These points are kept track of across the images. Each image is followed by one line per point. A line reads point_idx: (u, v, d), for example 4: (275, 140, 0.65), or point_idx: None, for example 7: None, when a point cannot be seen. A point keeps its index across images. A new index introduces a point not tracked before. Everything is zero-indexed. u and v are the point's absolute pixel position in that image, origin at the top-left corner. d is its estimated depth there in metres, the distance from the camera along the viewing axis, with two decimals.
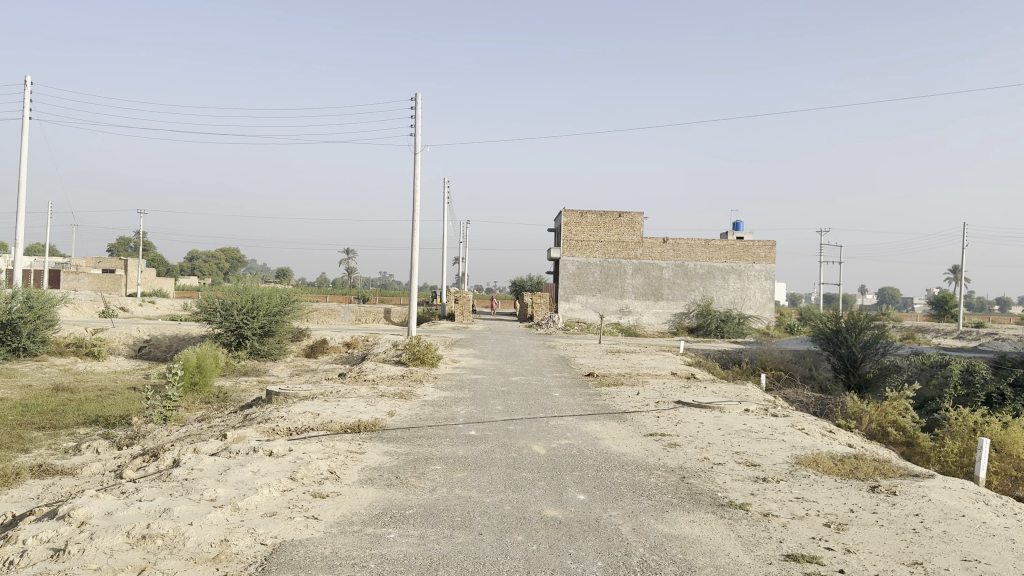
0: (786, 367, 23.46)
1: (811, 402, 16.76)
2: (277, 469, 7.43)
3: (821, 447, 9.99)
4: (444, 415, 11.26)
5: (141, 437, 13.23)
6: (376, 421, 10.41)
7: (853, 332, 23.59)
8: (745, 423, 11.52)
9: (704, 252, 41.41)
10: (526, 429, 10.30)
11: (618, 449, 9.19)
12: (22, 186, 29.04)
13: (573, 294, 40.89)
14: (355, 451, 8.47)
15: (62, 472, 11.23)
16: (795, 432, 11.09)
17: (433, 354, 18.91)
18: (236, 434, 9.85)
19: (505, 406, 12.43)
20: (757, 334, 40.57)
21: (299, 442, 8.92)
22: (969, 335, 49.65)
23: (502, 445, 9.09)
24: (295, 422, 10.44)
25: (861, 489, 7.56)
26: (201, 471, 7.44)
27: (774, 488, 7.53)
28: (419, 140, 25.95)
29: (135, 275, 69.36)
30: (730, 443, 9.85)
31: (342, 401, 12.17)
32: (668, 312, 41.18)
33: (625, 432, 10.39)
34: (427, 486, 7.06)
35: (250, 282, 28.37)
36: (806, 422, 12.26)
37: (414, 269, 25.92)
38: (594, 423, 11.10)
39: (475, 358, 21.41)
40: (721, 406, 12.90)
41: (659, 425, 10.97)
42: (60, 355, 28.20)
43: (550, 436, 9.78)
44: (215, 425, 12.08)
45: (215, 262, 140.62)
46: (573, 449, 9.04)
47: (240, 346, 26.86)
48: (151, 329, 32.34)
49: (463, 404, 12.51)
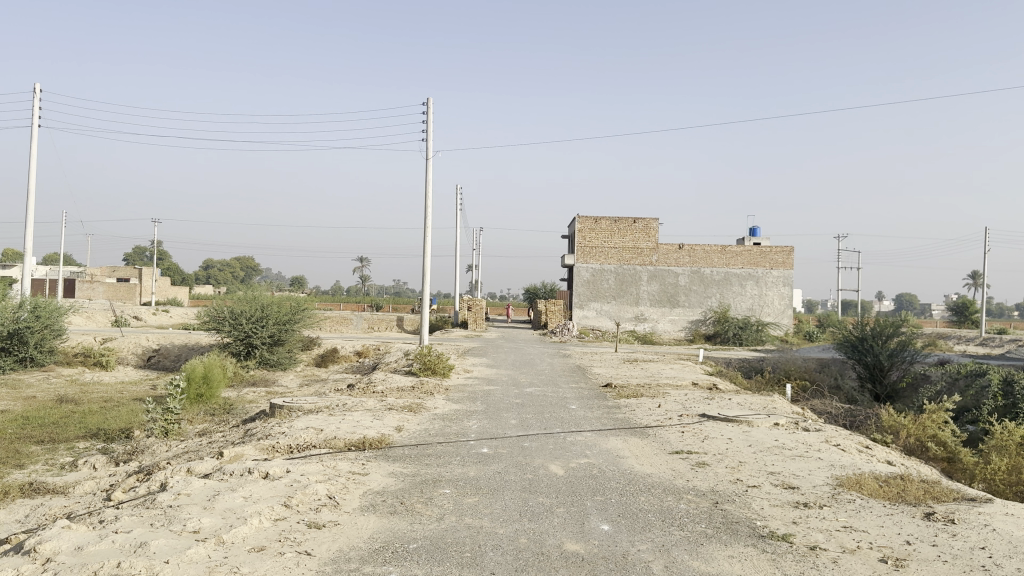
0: (810, 377, 22.62)
1: (840, 414, 15.95)
2: (271, 495, 6.79)
3: (863, 467, 9.23)
4: (455, 431, 10.58)
5: (140, 453, 12.67)
6: (383, 438, 9.76)
7: (879, 340, 22.80)
8: (777, 439, 10.76)
9: (720, 258, 40.63)
10: (541, 446, 9.61)
11: (641, 469, 8.48)
12: (30, 195, 28.74)
13: (587, 301, 40.22)
14: (358, 472, 7.81)
15: (53, 491, 10.66)
16: (832, 449, 10.33)
17: (445, 364, 18.27)
18: (232, 453, 9.23)
19: (520, 421, 11.75)
20: (777, 342, 39.62)
21: (299, 462, 8.26)
22: (992, 341, 48.48)
23: (517, 465, 8.41)
24: (297, 438, 9.80)
25: (914, 516, 6.82)
26: (188, 497, 6.79)
27: (818, 515, 6.81)
28: (429, 145, 25.51)
29: (150, 284, 69.10)
30: (763, 462, 9.12)
31: (348, 415, 11.50)
32: (684, 320, 40.35)
33: (649, 450, 9.68)
34: (434, 515, 6.38)
35: (260, 290, 27.84)
36: (840, 436, 11.51)
37: (426, 276, 25.36)
38: (614, 439, 10.39)
39: (488, 368, 20.71)
40: (749, 420, 12.15)
41: (685, 442, 10.24)
42: (69, 365, 27.81)
43: (568, 455, 9.07)
44: (215, 441, 11.48)
45: (230, 271, 140.80)
46: (593, 469, 8.34)
47: (249, 355, 26.34)
48: (161, 338, 31.97)
49: (476, 418, 11.84)
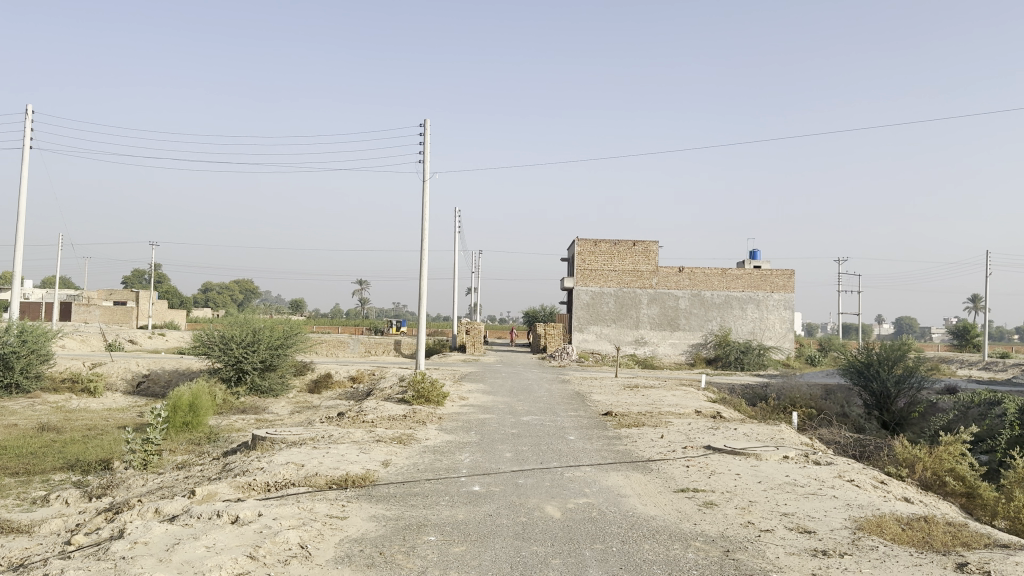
0: (816, 404, 21.93)
1: (850, 445, 15.31)
2: (237, 544, 6.16)
3: (882, 506, 8.57)
4: (446, 466, 9.94)
5: (115, 487, 12.01)
6: (367, 474, 9.14)
7: (885, 365, 22.24)
8: (788, 474, 10.13)
9: (721, 281, 40.10)
10: (537, 483, 8.97)
11: (645, 510, 7.84)
12: (20, 217, 28.24)
13: (587, 325, 39.60)
14: (336, 516, 7.18)
15: (17, 530, 10.00)
16: (846, 485, 9.70)
17: (439, 391, 17.62)
18: (205, 491, 8.62)
19: (515, 454, 11.10)
20: (779, 366, 38.96)
21: (272, 504, 7.62)
22: (995, 366, 47.87)
23: (509, 506, 7.76)
24: (276, 475, 9.18)
25: (945, 568, 6.20)
26: (144, 547, 6.17)
27: (839, 566, 6.18)
28: (427, 166, 25.10)
29: (147, 306, 68.44)
30: (775, 501, 8.49)
31: (333, 448, 10.84)
32: (685, 343, 39.71)
33: (652, 487, 9.03)
34: (415, 568, 5.75)
35: (252, 314, 27.21)
36: (854, 471, 10.91)
37: (422, 300, 24.77)
38: (615, 475, 9.76)
39: (484, 395, 20.04)
40: (757, 452, 11.53)
41: (690, 478, 9.63)
42: (55, 391, 27.07)
43: (565, 494, 8.42)
44: (193, 475, 10.84)
45: (228, 294, 140.25)
46: (592, 511, 7.70)
47: (240, 381, 25.67)
48: (152, 363, 31.28)
49: (469, 451, 11.19)
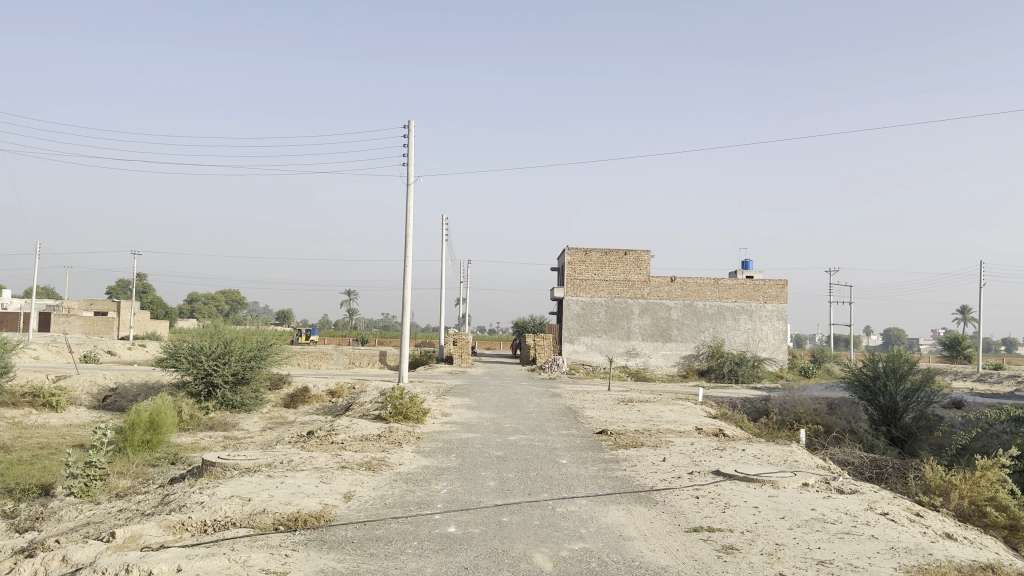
0: (822, 420, 20.56)
1: (866, 469, 13.98)
2: None
3: (932, 550, 7.22)
4: (417, 499, 8.53)
5: (44, 519, 10.48)
6: (324, 511, 7.74)
7: (893, 378, 20.99)
8: (813, 508, 8.77)
9: (713, 291, 38.88)
10: (524, 523, 7.57)
11: (654, 559, 6.48)
12: None
13: (577, 335, 38.25)
14: (272, 571, 5.77)
15: None
16: (882, 521, 8.34)
17: (419, 409, 16.21)
18: (126, 532, 7.18)
19: (500, 482, 9.70)
20: (775, 379, 37.62)
21: (197, 555, 6.17)
22: (991, 377, 46.77)
23: (489, 555, 6.37)
24: (215, 511, 7.77)
25: None
26: None
27: None
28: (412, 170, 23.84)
29: (128, 316, 66.28)
30: (806, 544, 7.14)
31: (288, 477, 9.39)
32: (677, 355, 38.38)
33: (660, 527, 7.64)
34: None
35: (225, 324, 25.62)
36: (885, 500, 9.60)
37: (405, 308, 23.43)
38: (615, 509, 8.37)
39: (469, 411, 18.58)
40: (773, 480, 10.16)
41: (703, 513, 8.27)
42: (15, 406, 25.33)
43: (559, 538, 7.04)
44: (127, 508, 9.38)
45: (215, 304, 137.83)
46: (590, 562, 6.30)
47: (210, 396, 24.14)
48: (121, 375, 29.65)
49: (447, 479, 9.79)
